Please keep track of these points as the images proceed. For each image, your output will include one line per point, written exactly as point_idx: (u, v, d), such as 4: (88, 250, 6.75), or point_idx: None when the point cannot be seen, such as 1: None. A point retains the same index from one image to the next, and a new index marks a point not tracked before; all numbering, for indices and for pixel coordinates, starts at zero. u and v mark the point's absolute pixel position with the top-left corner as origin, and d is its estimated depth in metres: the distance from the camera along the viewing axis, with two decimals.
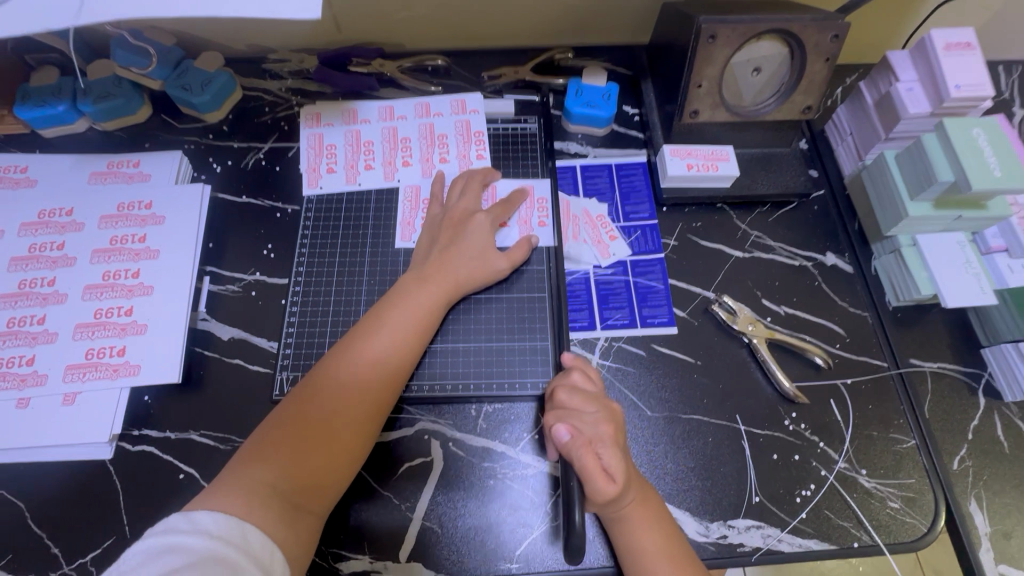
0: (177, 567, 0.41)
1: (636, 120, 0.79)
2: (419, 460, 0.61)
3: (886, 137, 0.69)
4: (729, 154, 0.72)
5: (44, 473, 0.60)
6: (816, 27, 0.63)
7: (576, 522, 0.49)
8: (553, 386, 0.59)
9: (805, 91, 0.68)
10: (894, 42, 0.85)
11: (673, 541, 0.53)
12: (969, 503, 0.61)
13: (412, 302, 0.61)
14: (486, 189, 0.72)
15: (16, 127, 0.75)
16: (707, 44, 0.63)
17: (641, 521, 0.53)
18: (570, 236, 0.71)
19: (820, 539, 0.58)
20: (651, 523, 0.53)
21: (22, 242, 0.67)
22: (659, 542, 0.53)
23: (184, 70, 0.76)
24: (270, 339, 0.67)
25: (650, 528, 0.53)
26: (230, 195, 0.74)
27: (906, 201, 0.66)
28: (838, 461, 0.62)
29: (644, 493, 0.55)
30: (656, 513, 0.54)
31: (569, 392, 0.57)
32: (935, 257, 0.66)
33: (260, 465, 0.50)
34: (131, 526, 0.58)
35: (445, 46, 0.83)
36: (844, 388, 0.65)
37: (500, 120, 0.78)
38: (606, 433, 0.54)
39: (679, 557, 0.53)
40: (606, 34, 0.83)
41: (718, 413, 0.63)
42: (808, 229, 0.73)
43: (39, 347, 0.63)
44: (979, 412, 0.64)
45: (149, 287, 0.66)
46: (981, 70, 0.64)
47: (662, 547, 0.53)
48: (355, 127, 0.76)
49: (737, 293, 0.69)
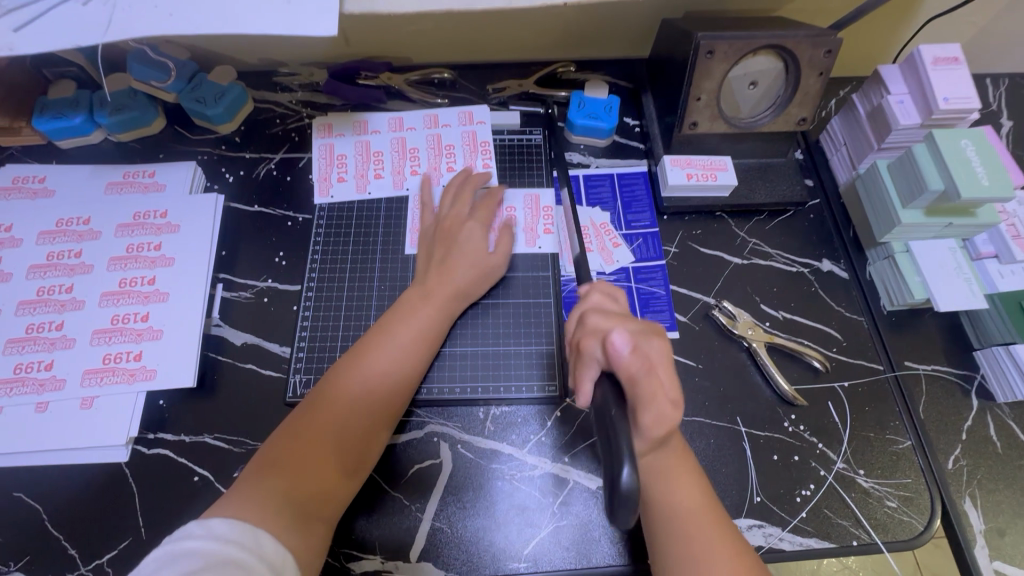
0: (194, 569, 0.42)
1: (637, 132, 0.82)
2: (428, 462, 0.62)
3: (878, 147, 0.72)
4: (727, 164, 0.75)
5: (61, 476, 0.61)
6: (810, 42, 0.65)
7: (624, 480, 0.41)
8: (578, 309, 0.58)
9: (801, 103, 0.71)
10: (885, 54, 0.87)
11: (707, 499, 0.52)
12: (964, 501, 0.62)
13: (419, 315, 0.63)
14: (492, 197, 0.75)
15: (33, 139, 0.77)
16: (706, 59, 0.66)
17: (681, 475, 0.53)
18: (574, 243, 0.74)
19: (820, 537, 0.60)
20: (687, 478, 0.53)
21: (40, 250, 0.69)
22: (693, 496, 0.52)
23: (198, 83, 0.78)
24: (282, 344, 0.68)
25: (689, 485, 0.52)
26: (242, 205, 0.76)
27: (898, 209, 0.68)
28: (837, 462, 0.63)
29: (680, 450, 0.54)
30: (694, 476, 0.53)
31: (604, 314, 0.56)
32: (927, 263, 0.68)
33: (272, 475, 0.51)
34: (147, 528, 0.59)
35: (451, 59, 0.86)
36: (842, 390, 0.66)
37: (506, 131, 0.81)
38: (657, 348, 0.53)
39: (716, 519, 0.51)
40: (606, 48, 0.85)
41: (718, 416, 0.65)
42: (804, 236, 0.75)
43: (58, 353, 0.64)
44: (972, 413, 0.66)
45: (164, 294, 0.68)
46: (968, 83, 0.67)
47: (699, 501, 0.52)
48: (365, 137, 0.78)
49: (736, 299, 0.71)
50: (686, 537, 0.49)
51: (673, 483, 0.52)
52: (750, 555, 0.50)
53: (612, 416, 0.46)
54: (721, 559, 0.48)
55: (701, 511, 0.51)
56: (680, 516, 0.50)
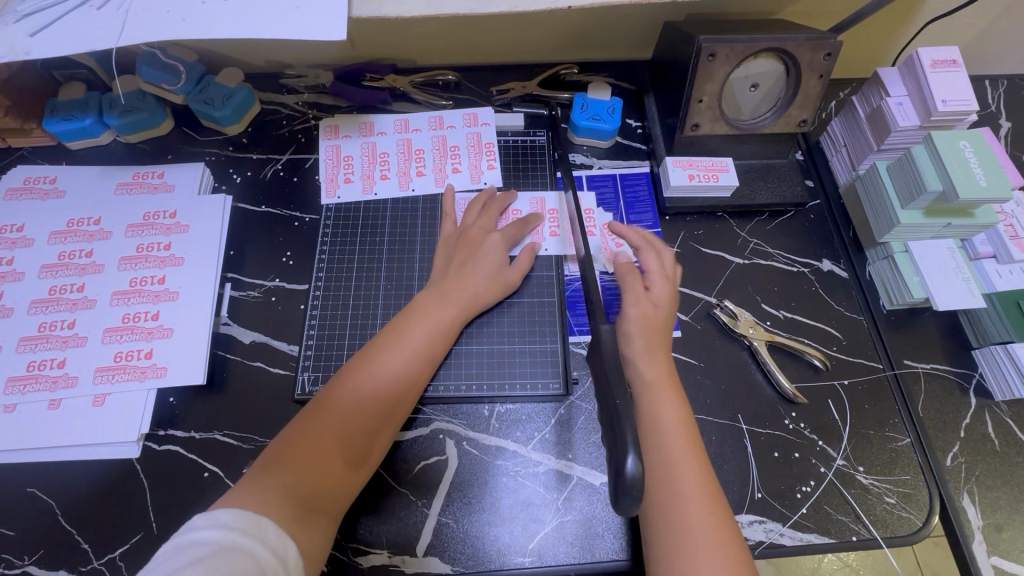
0: (199, 557, 0.42)
1: (639, 133, 0.83)
2: (434, 459, 0.63)
3: (878, 148, 0.73)
4: (729, 165, 0.76)
5: (74, 472, 0.62)
6: (810, 45, 0.66)
7: (629, 467, 0.41)
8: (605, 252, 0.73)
9: (801, 105, 0.72)
10: (884, 55, 0.88)
11: (685, 417, 0.57)
12: (962, 497, 0.63)
13: (429, 319, 0.63)
14: (535, 199, 0.77)
15: (43, 140, 0.78)
16: (707, 62, 0.67)
17: (663, 399, 0.58)
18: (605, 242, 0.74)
19: (820, 533, 0.61)
20: (671, 399, 0.58)
21: (52, 249, 0.70)
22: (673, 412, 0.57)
23: (206, 85, 0.79)
24: (290, 343, 0.69)
25: (672, 409, 0.57)
26: (250, 205, 0.77)
27: (897, 209, 0.69)
28: (836, 459, 0.64)
29: (667, 375, 0.60)
30: (680, 403, 0.58)
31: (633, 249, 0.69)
32: (926, 263, 0.69)
33: (277, 470, 0.51)
34: (159, 522, 0.60)
35: (455, 61, 0.87)
36: (842, 388, 0.67)
37: (511, 132, 0.82)
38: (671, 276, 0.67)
39: (690, 438, 0.56)
40: (609, 50, 0.86)
41: (719, 413, 0.66)
42: (805, 236, 0.76)
43: (70, 351, 0.65)
44: (971, 411, 0.67)
45: (174, 293, 0.69)
46: (967, 85, 0.68)
47: (679, 420, 0.56)
48: (371, 139, 0.79)
49: (738, 298, 0.72)
50: (661, 446, 0.54)
51: (656, 398, 0.57)
52: (707, 469, 0.54)
53: (615, 405, 0.45)
54: (687, 470, 0.53)
55: (679, 431, 0.56)
56: (661, 433, 0.55)
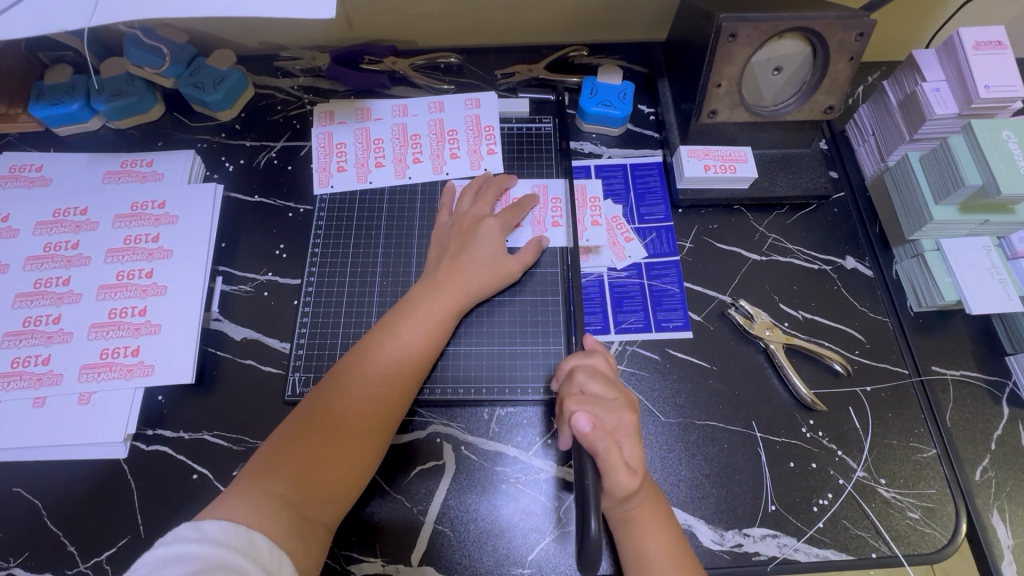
0: None
1: (652, 120, 0.78)
2: (430, 463, 0.61)
3: (910, 138, 0.68)
4: (747, 155, 0.70)
5: (58, 471, 0.60)
6: (841, 24, 0.61)
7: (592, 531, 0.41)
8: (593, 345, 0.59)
9: (827, 90, 0.67)
10: (918, 38, 0.83)
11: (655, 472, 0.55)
12: (991, 514, 0.60)
13: (421, 314, 0.60)
14: (536, 185, 0.73)
15: (30, 126, 0.75)
16: (727, 42, 0.62)
17: (649, 525, 0.52)
18: (613, 235, 0.70)
19: (837, 549, 0.57)
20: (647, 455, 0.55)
21: (37, 241, 0.68)
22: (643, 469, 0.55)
23: (196, 68, 0.75)
24: (282, 340, 0.66)
25: (661, 531, 0.52)
26: (242, 195, 0.74)
27: (930, 205, 0.64)
28: (856, 470, 0.60)
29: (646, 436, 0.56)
30: (665, 517, 0.53)
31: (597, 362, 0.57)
32: (959, 262, 0.64)
33: (269, 477, 0.49)
34: (146, 525, 0.58)
35: (459, 42, 0.83)
36: (864, 396, 0.63)
37: (515, 119, 0.77)
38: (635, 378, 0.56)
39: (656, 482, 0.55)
40: (622, 30, 0.81)
41: (732, 420, 0.62)
42: (828, 231, 0.72)
43: (55, 347, 0.63)
44: (1002, 422, 0.63)
45: (162, 287, 0.66)
46: (1013, 69, 0.62)
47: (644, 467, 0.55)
48: (367, 125, 0.76)
49: (754, 298, 0.68)
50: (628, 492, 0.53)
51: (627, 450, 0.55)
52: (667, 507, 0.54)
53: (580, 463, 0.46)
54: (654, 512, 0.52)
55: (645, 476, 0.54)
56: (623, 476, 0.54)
